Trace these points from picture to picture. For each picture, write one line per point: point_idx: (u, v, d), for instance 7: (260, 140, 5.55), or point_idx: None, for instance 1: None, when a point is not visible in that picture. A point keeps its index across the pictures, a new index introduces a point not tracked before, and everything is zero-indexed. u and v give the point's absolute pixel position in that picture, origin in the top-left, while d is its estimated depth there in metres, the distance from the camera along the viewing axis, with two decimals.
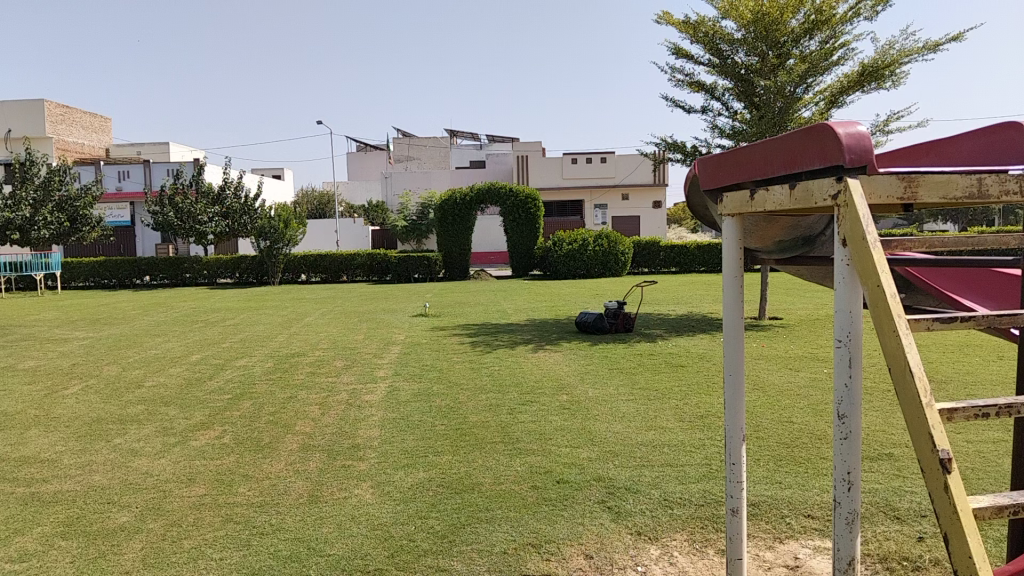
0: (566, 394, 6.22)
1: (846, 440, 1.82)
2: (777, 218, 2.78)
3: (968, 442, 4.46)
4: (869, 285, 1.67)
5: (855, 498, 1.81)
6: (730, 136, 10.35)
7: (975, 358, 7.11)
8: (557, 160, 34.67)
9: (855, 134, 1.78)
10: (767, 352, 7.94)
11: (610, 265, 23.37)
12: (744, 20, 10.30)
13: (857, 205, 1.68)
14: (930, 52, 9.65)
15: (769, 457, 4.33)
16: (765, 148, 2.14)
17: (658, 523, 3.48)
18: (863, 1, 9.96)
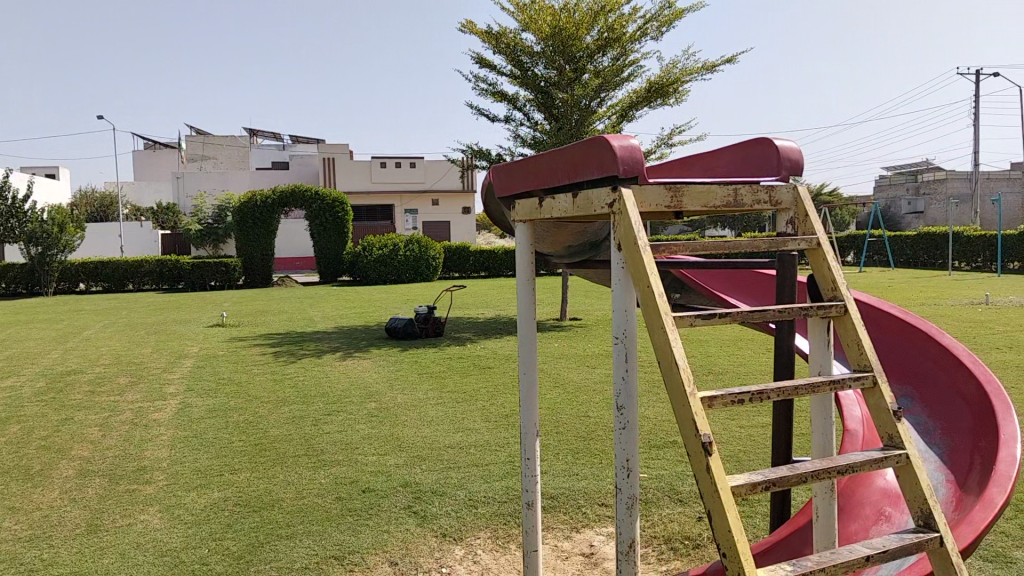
0: (374, 401, 6.15)
1: (624, 430, 1.95)
2: (566, 226, 2.94)
3: (742, 427, 4.90)
4: (641, 287, 1.81)
5: (634, 483, 1.94)
6: (531, 146, 10.71)
7: (748, 351, 7.85)
8: (365, 164, 34.27)
9: (627, 148, 1.91)
10: (568, 351, 8.30)
11: (421, 270, 23.39)
12: (542, 34, 10.72)
13: (629, 213, 1.82)
14: (708, 73, 10.54)
15: (567, 451, 4.53)
16: (550, 158, 2.24)
17: (462, 523, 3.53)
18: (650, 22, 10.69)
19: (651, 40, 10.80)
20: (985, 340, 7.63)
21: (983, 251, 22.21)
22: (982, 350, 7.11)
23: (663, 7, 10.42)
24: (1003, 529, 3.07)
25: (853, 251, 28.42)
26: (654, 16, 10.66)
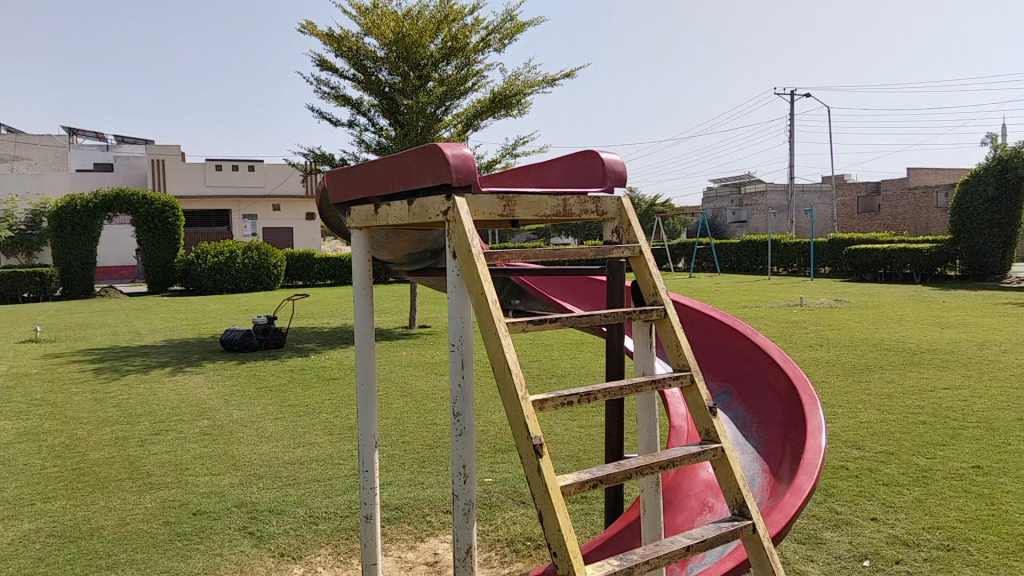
0: (207, 419, 5.83)
1: (460, 437, 1.97)
2: (404, 233, 2.93)
3: (582, 427, 5.06)
4: (475, 294, 1.84)
5: (470, 489, 1.96)
6: (375, 152, 10.58)
7: (588, 354, 8.13)
8: (199, 166, 32.59)
9: (461, 156, 1.93)
10: (413, 359, 8.25)
11: (261, 279, 22.53)
12: (385, 39, 10.63)
13: (462, 221, 1.85)
14: (549, 85, 10.84)
15: (412, 460, 4.51)
16: (385, 165, 2.23)
17: (301, 541, 3.42)
18: (493, 33, 10.86)
19: (493, 51, 10.98)
20: (799, 339, 8.32)
21: (797, 257, 24.28)
22: (796, 348, 7.75)
23: (506, 20, 10.63)
24: (813, 513, 3.34)
25: (684, 258, 30.17)
26: (496, 28, 10.85)
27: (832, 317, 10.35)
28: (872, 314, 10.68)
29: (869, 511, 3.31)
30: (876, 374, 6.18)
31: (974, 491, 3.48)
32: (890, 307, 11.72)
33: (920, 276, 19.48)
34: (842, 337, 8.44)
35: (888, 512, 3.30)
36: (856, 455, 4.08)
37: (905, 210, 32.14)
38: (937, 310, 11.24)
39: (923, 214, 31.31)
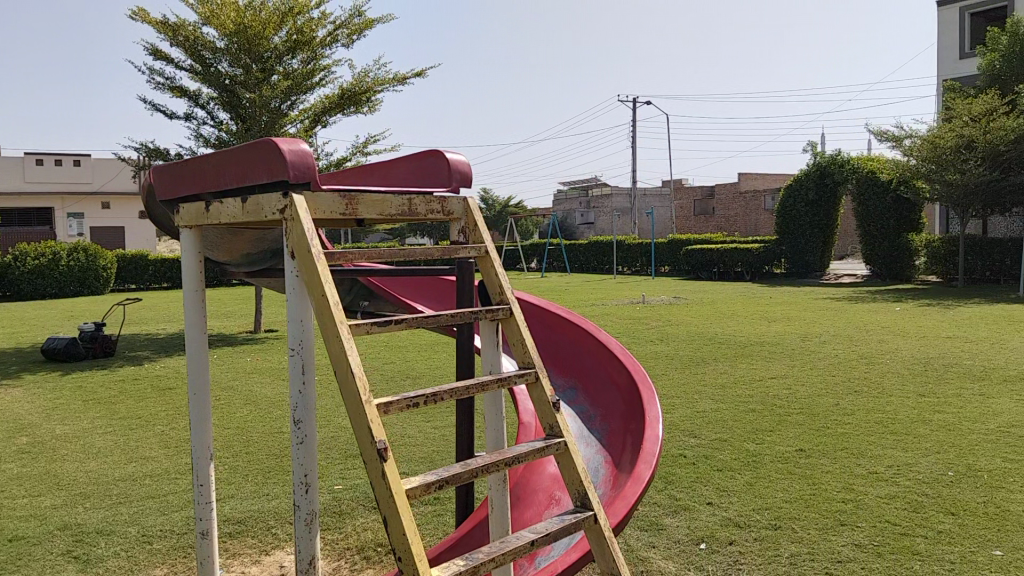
0: (25, 436, 5.33)
1: (301, 445, 1.91)
2: (241, 232, 2.79)
3: (435, 428, 5.04)
4: (315, 295, 1.79)
5: (312, 498, 1.91)
6: (215, 146, 10.07)
7: (440, 354, 8.12)
8: (16, 160, 29.82)
9: (297, 153, 1.87)
10: (259, 365, 7.92)
11: (89, 282, 20.89)
12: (225, 30, 10.15)
13: (300, 220, 1.80)
14: (399, 84, 10.74)
15: (256, 471, 4.32)
16: (216, 161, 2.12)
17: (134, 563, 3.20)
18: (341, 28, 10.63)
19: (341, 46, 10.74)
20: (642, 335, 8.70)
21: (641, 257, 25.42)
22: (640, 343, 8.09)
23: (354, 15, 10.42)
24: (655, 500, 3.49)
25: (536, 258, 30.76)
26: (345, 23, 10.62)
27: (672, 314, 10.89)
28: (709, 311, 11.32)
29: (705, 496, 3.50)
30: (712, 366, 6.56)
31: (797, 473, 3.76)
32: (724, 303, 12.48)
33: (750, 273, 20.88)
34: (681, 332, 8.90)
35: (721, 495, 3.50)
36: (694, 443, 4.31)
37: (736, 212, 34.40)
38: (766, 305, 12.09)
39: (753, 217, 33.65)
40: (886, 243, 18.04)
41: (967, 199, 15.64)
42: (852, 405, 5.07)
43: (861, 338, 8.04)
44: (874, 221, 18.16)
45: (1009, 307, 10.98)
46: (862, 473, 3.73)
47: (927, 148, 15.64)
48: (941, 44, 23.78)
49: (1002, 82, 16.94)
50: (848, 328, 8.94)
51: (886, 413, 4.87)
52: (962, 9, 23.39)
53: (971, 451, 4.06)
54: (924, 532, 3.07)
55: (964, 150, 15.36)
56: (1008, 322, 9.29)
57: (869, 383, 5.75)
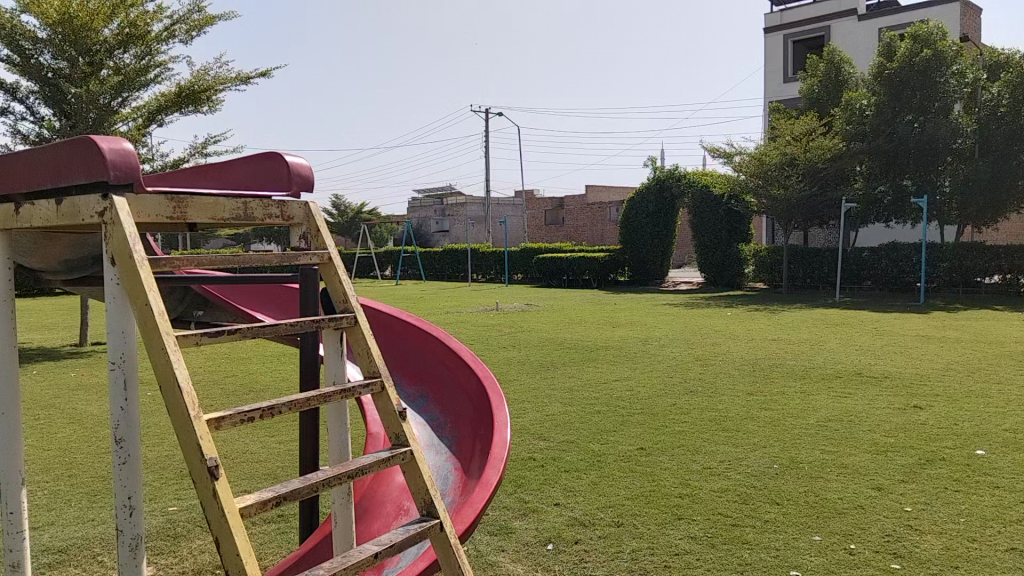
0: None
1: (125, 465, 1.80)
2: (58, 236, 2.58)
3: (280, 442, 4.86)
4: (139, 305, 1.69)
5: (137, 521, 1.81)
6: (35, 144, 9.27)
7: (287, 365, 7.85)
8: None
9: (120, 151, 1.75)
10: (86, 381, 7.33)
11: None
12: (48, 20, 9.38)
13: (122, 223, 1.69)
14: (242, 83, 10.32)
15: (81, 495, 3.98)
16: (26, 158, 1.94)
17: None
18: (179, 23, 10.09)
19: (178, 42, 10.21)
20: (494, 341, 8.79)
21: (495, 266, 25.78)
22: (491, 349, 8.17)
23: (193, 10, 9.93)
24: (504, 504, 3.52)
25: (390, 265, 30.48)
26: (182, 18, 10.10)
27: (523, 321, 11.09)
28: (558, 317, 11.61)
29: (553, 497, 3.57)
30: (560, 371, 6.72)
31: (638, 470, 3.92)
32: (572, 310, 12.85)
33: (597, 280, 21.61)
34: (531, 338, 9.07)
35: (568, 496, 3.59)
36: (543, 446, 4.39)
37: (584, 223, 35.61)
38: (611, 311, 12.56)
39: (599, 227, 34.94)
40: (719, 253, 19.26)
41: (789, 213, 16.97)
42: (689, 404, 5.36)
43: (696, 342, 8.51)
44: (709, 232, 19.28)
45: (825, 312, 11.98)
46: (697, 469, 3.94)
47: (754, 164, 16.83)
48: (767, 68, 25.67)
49: (819, 105, 18.50)
50: (686, 332, 9.43)
51: (719, 411, 5.18)
52: (785, 37, 25.38)
53: (793, 444, 4.39)
54: (752, 522, 3.27)
55: (787, 167, 16.66)
56: (824, 325, 10.13)
57: (705, 384, 6.09)
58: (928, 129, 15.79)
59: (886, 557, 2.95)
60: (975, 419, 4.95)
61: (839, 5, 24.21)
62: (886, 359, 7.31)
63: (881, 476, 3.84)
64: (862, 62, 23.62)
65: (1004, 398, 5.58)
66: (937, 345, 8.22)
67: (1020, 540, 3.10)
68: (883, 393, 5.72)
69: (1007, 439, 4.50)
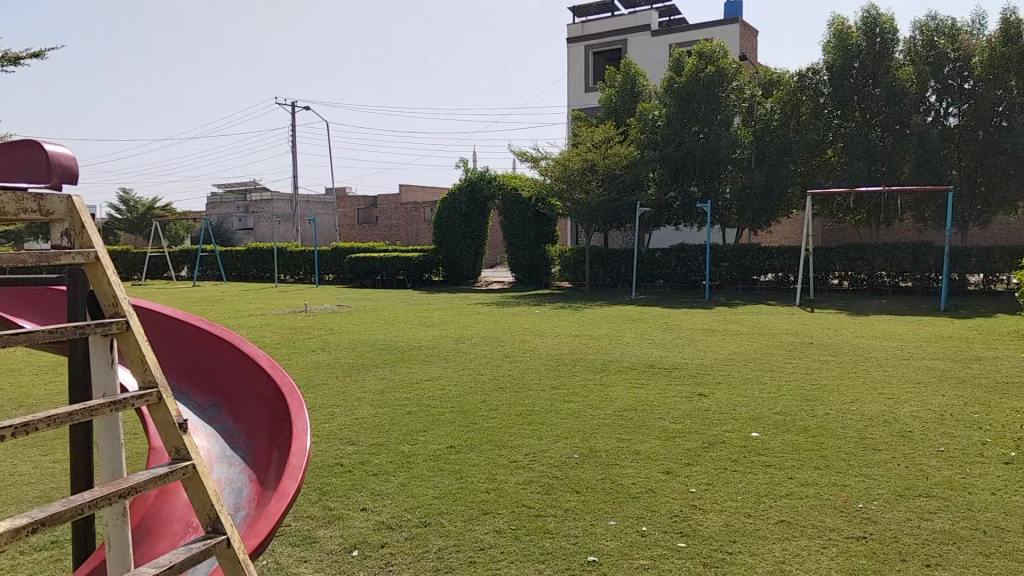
0: None
1: None
2: None
3: (55, 462, 4.40)
4: None
5: None
6: None
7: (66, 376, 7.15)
8: None
9: None
10: None
11: None
12: None
13: None
14: (11, 64, 9.30)
15: None
16: None
17: None
18: None
19: None
20: (301, 344, 8.51)
21: (303, 265, 25.01)
22: (298, 352, 7.92)
23: None
24: (308, 513, 3.42)
25: (187, 265, 28.65)
26: None
27: (332, 322, 10.84)
28: (366, 318, 11.45)
29: (359, 502, 3.52)
30: (371, 373, 6.63)
31: (447, 468, 3.95)
32: (382, 310, 12.74)
33: (411, 280, 21.41)
34: (341, 339, 8.88)
35: (375, 500, 3.54)
36: (350, 450, 4.31)
37: (397, 222, 35.44)
38: (421, 311, 12.58)
39: (413, 227, 34.91)
40: (528, 253, 19.91)
41: (591, 215, 17.83)
42: (498, 401, 5.47)
43: (505, 340, 8.73)
44: (518, 233, 19.88)
45: (622, 308, 12.72)
46: (503, 463, 4.03)
47: (559, 168, 17.47)
48: (571, 77, 26.85)
49: (617, 114, 19.57)
50: (495, 330, 9.63)
51: (526, 406, 5.34)
52: (587, 48, 26.65)
53: (592, 434, 4.61)
54: (554, 511, 3.40)
55: (589, 171, 17.43)
56: (621, 321, 10.75)
57: (512, 380, 6.25)
58: (712, 141, 17.23)
59: (673, 536, 3.17)
60: (751, 404, 5.45)
61: (634, 21, 25.78)
62: (675, 351, 7.89)
63: (669, 460, 4.13)
64: (655, 76, 25.28)
65: (774, 384, 6.20)
66: (718, 337, 8.98)
67: (787, 512, 3.45)
68: (674, 383, 6.16)
69: (777, 422, 4.99)
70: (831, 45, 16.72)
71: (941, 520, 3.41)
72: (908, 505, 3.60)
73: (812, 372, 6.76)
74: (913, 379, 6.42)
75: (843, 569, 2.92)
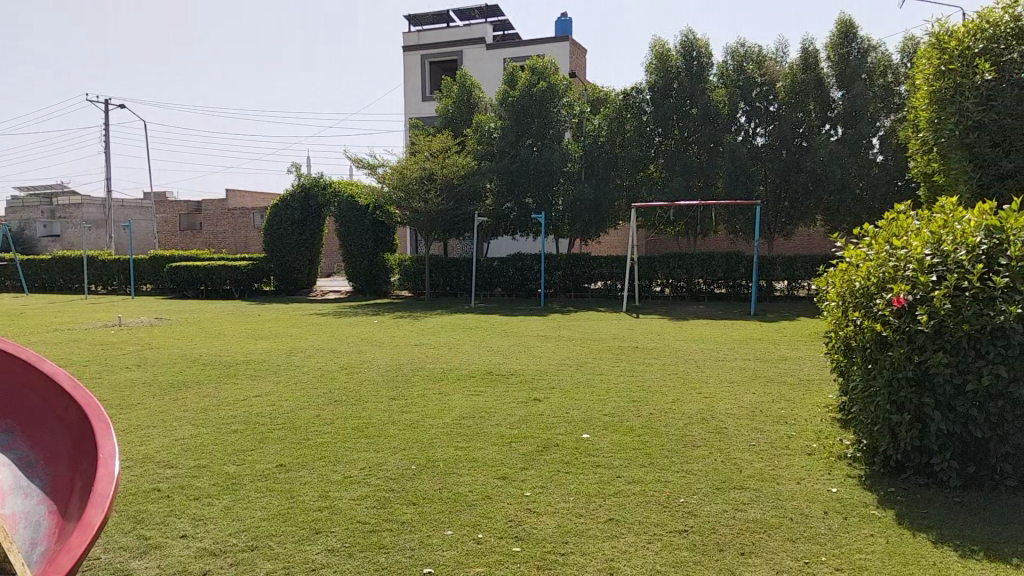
0: None
1: None
2: None
3: None
4: None
5: None
6: None
7: None
8: None
9: None
10: None
11: None
12: None
13: None
14: None
15: None
16: None
17: None
18: None
19: None
20: (114, 361, 7.88)
21: (118, 275, 23.27)
22: (111, 370, 7.34)
23: None
24: (120, 544, 3.17)
25: None
26: None
27: (149, 336, 10.14)
28: (188, 331, 10.82)
29: (179, 529, 3.31)
30: (193, 391, 6.24)
31: (277, 488, 3.80)
32: (206, 322, 12.10)
33: (240, 290, 20.48)
34: (160, 355, 8.30)
35: (197, 526, 3.35)
36: (169, 474, 4.04)
37: (224, 229, 33.83)
38: (250, 322, 12.06)
39: (242, 233, 33.42)
40: (366, 261, 19.61)
41: (429, 224, 17.83)
42: (331, 415, 5.34)
43: (340, 351, 8.53)
44: (354, 241, 19.55)
45: (460, 316, 12.81)
46: (337, 479, 3.94)
47: (396, 177, 17.21)
48: (408, 85, 26.79)
49: (454, 125, 19.72)
50: (330, 342, 9.37)
51: (362, 418, 5.24)
52: (423, 56, 26.69)
53: (429, 444, 4.61)
54: (390, 525, 3.35)
55: (426, 181, 17.35)
56: (456, 329, 10.83)
57: (347, 393, 6.11)
58: (545, 154, 17.76)
59: (509, 541, 3.23)
60: (582, 407, 5.66)
61: (469, 32, 26.12)
62: (511, 357, 8.05)
63: (505, 465, 4.20)
64: (491, 88, 25.72)
65: (604, 387, 6.47)
66: (551, 343, 9.25)
67: (616, 510, 3.60)
68: (510, 389, 6.27)
69: (606, 423, 5.20)
70: (653, 66, 17.71)
71: (754, 510, 3.69)
72: (725, 497, 3.86)
73: (638, 374, 7.11)
74: (728, 379, 6.92)
75: (666, 562, 3.09)
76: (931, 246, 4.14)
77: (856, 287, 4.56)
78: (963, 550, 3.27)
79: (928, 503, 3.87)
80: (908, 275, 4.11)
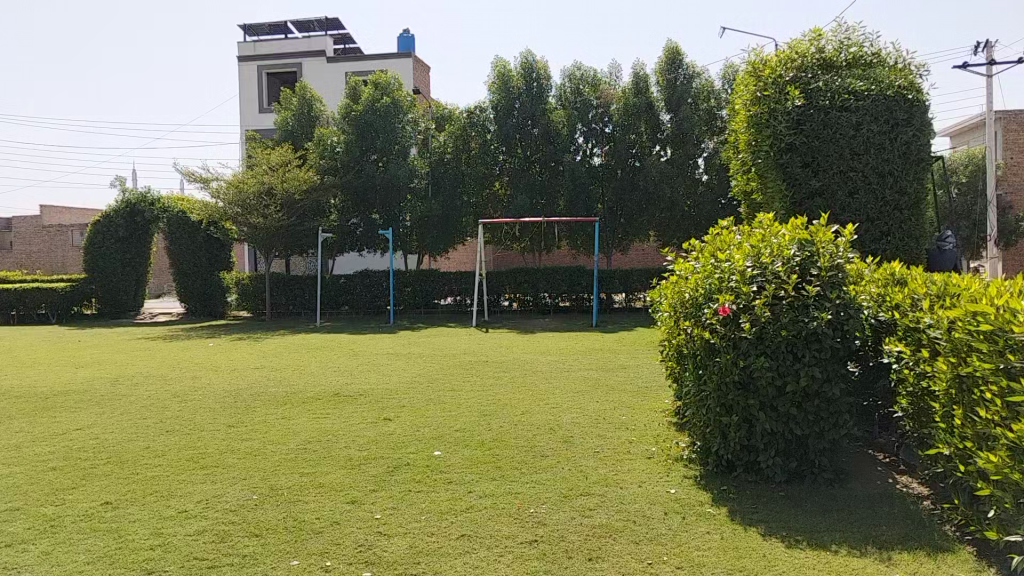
0: None
1: None
2: None
3: None
4: None
5: None
6: None
7: None
8: None
9: None
10: None
11: None
12: None
13: None
14: None
15: None
16: None
17: None
18: None
19: None
20: None
21: None
22: None
23: None
24: None
25: None
26: None
27: None
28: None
29: None
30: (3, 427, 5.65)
31: (102, 528, 3.52)
32: (19, 351, 11.02)
33: (55, 314, 18.75)
34: None
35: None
36: None
37: (38, 248, 31.05)
38: (69, 349, 11.12)
39: (58, 253, 30.82)
40: (199, 281, 18.66)
41: (270, 240, 17.20)
42: (163, 446, 5.01)
43: (173, 377, 8.03)
44: (187, 260, 18.55)
45: (306, 337, 12.45)
46: (171, 515, 3.70)
47: (232, 192, 16.39)
48: (244, 96, 25.80)
49: (294, 137, 19.12)
50: (162, 367, 8.80)
51: (197, 448, 4.95)
52: (259, 67, 25.80)
53: (272, 472, 4.42)
54: (231, 559, 3.19)
55: (265, 196, 16.65)
56: (299, 350, 10.49)
57: (182, 422, 5.76)
58: (390, 169, 17.61)
59: (359, 567, 3.15)
60: (432, 424, 5.63)
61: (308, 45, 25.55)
62: (358, 377, 7.90)
63: (354, 489, 4.11)
64: (332, 102, 25.25)
65: (453, 403, 6.47)
66: (399, 361, 9.16)
67: (467, 526, 3.61)
68: (358, 410, 6.15)
69: (456, 439, 5.21)
70: (495, 85, 18.06)
71: (599, 515, 3.81)
72: (572, 505, 3.96)
73: (486, 388, 7.18)
74: (572, 389, 7.13)
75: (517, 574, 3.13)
76: (752, 258, 4.44)
77: (686, 298, 4.83)
78: (789, 541, 3.53)
79: (756, 498, 4.15)
80: (732, 285, 4.39)
